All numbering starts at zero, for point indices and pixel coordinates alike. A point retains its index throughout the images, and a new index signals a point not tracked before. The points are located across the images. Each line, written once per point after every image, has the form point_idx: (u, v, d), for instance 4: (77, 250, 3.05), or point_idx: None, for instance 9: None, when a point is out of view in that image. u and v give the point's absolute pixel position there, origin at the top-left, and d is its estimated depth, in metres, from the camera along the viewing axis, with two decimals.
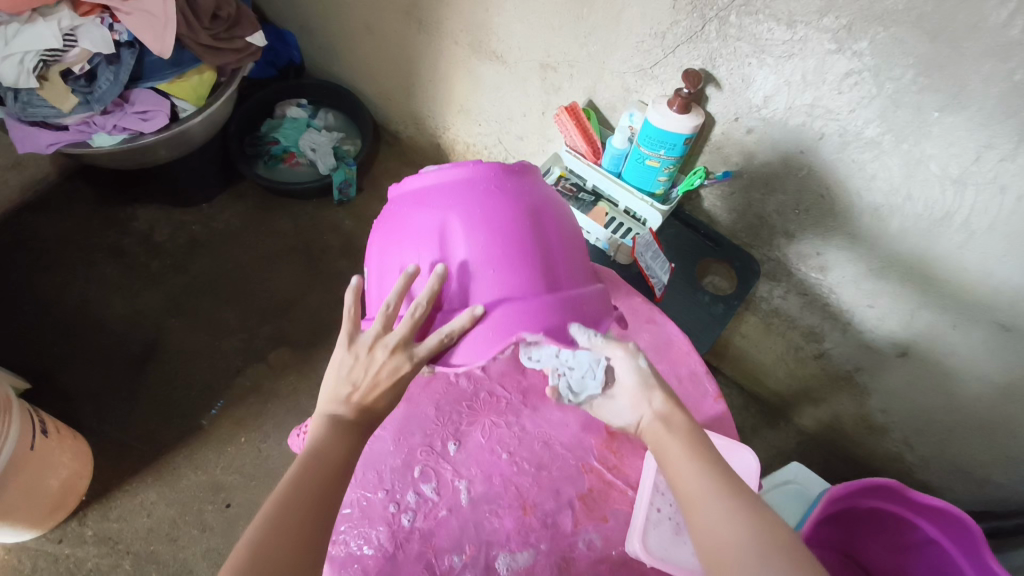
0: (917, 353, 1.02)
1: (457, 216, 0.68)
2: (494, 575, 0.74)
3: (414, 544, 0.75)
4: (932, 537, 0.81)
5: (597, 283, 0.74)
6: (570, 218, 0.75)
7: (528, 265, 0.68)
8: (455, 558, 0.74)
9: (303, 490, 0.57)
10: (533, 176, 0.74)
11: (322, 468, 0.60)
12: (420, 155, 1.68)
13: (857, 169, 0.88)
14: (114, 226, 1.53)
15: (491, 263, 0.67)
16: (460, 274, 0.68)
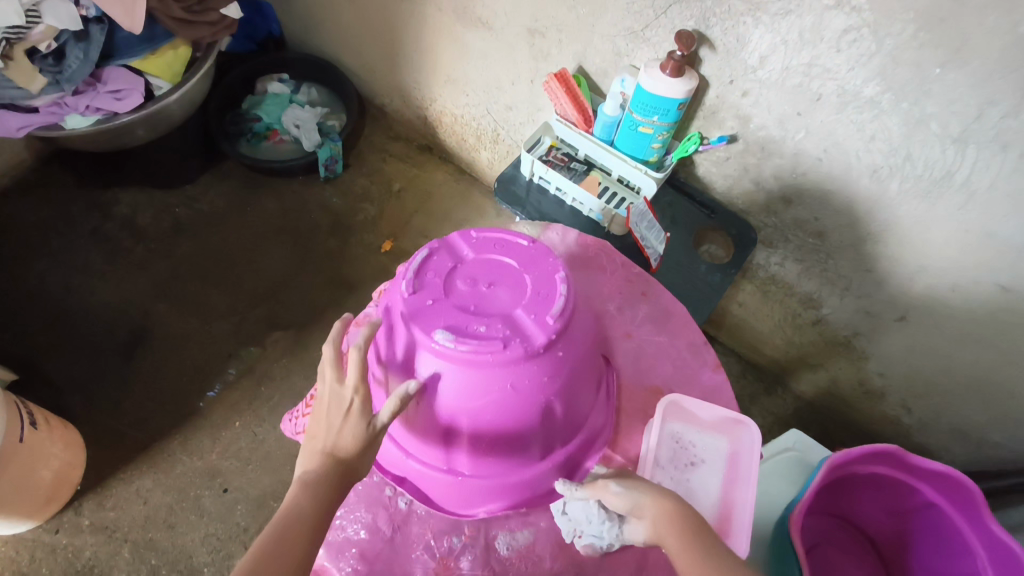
0: (916, 317, 1.00)
1: (464, 408, 0.66)
2: (493, 553, 0.73)
3: (413, 526, 0.74)
4: (931, 500, 0.80)
5: (597, 429, 0.75)
6: (587, 380, 0.71)
7: (518, 451, 0.70)
8: (455, 540, 0.74)
9: (274, 553, 0.59)
10: (567, 350, 0.67)
11: (297, 523, 0.62)
12: (407, 129, 1.64)
13: (855, 130, 0.85)
14: (95, 210, 1.49)
15: (482, 451, 0.70)
16: (450, 445, 0.70)
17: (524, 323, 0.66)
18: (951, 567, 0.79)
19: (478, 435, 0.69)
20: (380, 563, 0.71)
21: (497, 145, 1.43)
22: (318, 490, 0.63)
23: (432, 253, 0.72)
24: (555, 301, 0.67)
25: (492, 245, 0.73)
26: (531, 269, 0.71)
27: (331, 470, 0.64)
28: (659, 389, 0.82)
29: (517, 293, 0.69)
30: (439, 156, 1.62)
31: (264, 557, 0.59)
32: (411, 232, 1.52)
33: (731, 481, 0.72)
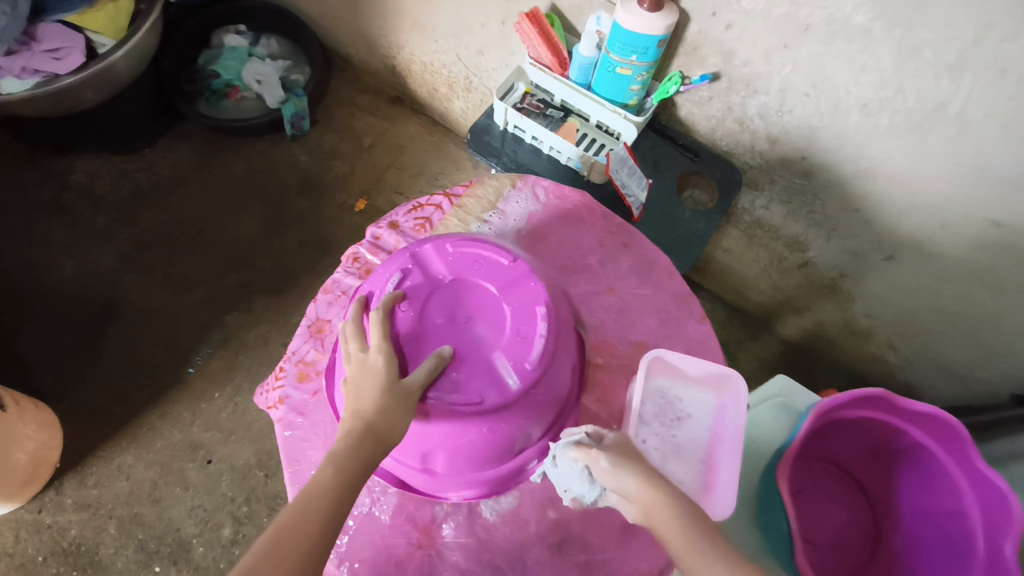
0: (904, 256, 0.98)
1: (472, 429, 0.63)
2: (477, 519, 0.69)
3: (391, 496, 0.70)
4: (919, 441, 0.79)
5: (562, 414, 0.71)
6: (563, 378, 0.69)
7: (497, 455, 0.66)
8: (437, 508, 0.70)
9: (299, 527, 0.51)
10: (552, 365, 0.67)
11: (324, 493, 0.54)
12: (375, 79, 1.56)
13: (845, 61, 0.80)
14: (50, 180, 1.41)
15: (466, 461, 0.66)
16: (432, 455, 0.66)
17: (501, 363, 0.66)
18: (940, 506, 0.78)
19: (467, 452, 0.65)
20: (361, 537, 0.68)
21: (470, 93, 1.36)
22: (346, 458, 0.56)
23: (408, 275, 0.70)
24: (535, 338, 0.66)
25: (470, 263, 0.71)
26: (509, 298, 0.69)
27: (361, 436, 0.57)
28: (644, 343, 0.79)
29: (495, 326, 0.68)
30: (410, 107, 1.55)
31: (292, 530, 0.51)
32: (385, 188, 1.46)
33: (718, 435, 0.71)
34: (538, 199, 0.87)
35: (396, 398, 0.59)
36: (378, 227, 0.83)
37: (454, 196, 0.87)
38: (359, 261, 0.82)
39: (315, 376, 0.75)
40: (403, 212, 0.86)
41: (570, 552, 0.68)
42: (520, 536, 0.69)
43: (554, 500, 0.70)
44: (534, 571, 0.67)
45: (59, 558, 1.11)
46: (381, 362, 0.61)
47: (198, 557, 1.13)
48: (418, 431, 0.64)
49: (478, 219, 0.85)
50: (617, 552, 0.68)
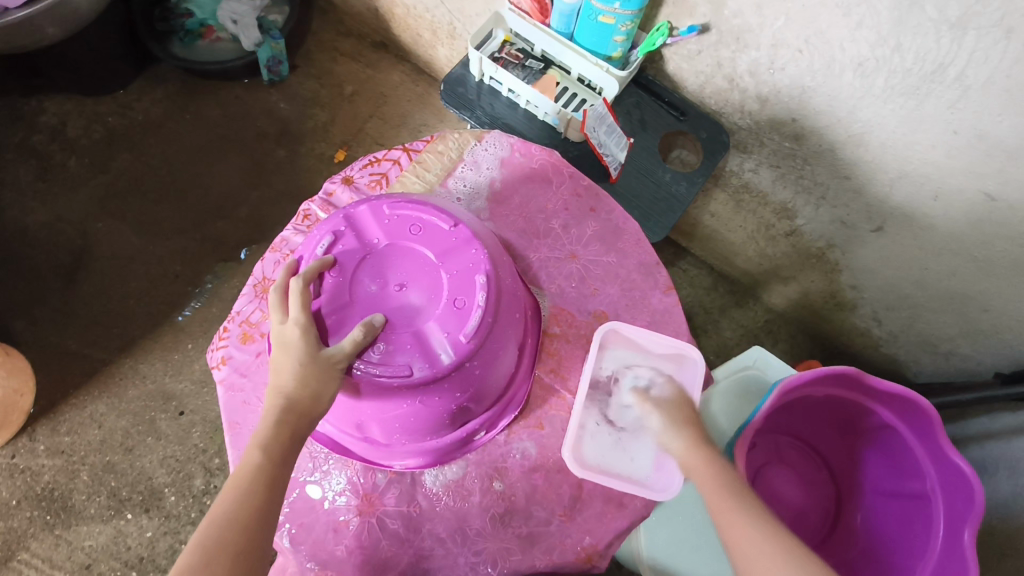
0: (893, 227, 0.94)
1: (407, 399, 0.63)
2: (420, 489, 0.68)
3: (332, 462, 0.69)
4: (887, 422, 0.76)
5: (507, 390, 0.71)
6: (507, 353, 0.68)
7: (437, 424, 0.66)
8: (379, 476, 0.69)
9: (234, 513, 0.54)
10: (493, 339, 0.66)
11: (255, 477, 0.56)
12: (359, 22, 1.48)
13: (841, 15, 0.74)
14: (20, 121, 1.37)
15: (404, 429, 0.66)
16: (372, 424, 0.65)
17: (435, 332, 0.64)
18: (903, 486, 0.77)
19: (404, 422, 0.65)
20: (301, 502, 0.67)
21: (454, 40, 1.29)
22: (270, 441, 0.57)
23: (340, 239, 0.68)
24: (472, 307, 0.64)
25: (407, 228, 0.69)
26: (446, 265, 0.67)
27: (282, 411, 0.58)
28: (605, 313, 0.76)
29: (431, 294, 0.66)
30: (395, 53, 1.48)
31: (227, 517, 0.54)
32: (366, 139, 1.41)
33: None
34: (503, 159, 0.82)
35: (317, 368, 0.59)
36: (331, 182, 0.80)
37: (414, 151, 0.83)
38: (309, 218, 0.79)
39: (259, 338, 0.74)
40: (358, 166, 0.82)
41: (514, 525, 0.67)
42: (461, 507, 0.68)
43: (499, 471, 0.69)
44: (476, 543, 0.66)
45: (33, 502, 1.13)
46: (298, 333, 0.61)
47: (169, 506, 1.14)
48: (354, 402, 0.64)
49: (437, 177, 0.81)
50: (561, 526, 0.67)
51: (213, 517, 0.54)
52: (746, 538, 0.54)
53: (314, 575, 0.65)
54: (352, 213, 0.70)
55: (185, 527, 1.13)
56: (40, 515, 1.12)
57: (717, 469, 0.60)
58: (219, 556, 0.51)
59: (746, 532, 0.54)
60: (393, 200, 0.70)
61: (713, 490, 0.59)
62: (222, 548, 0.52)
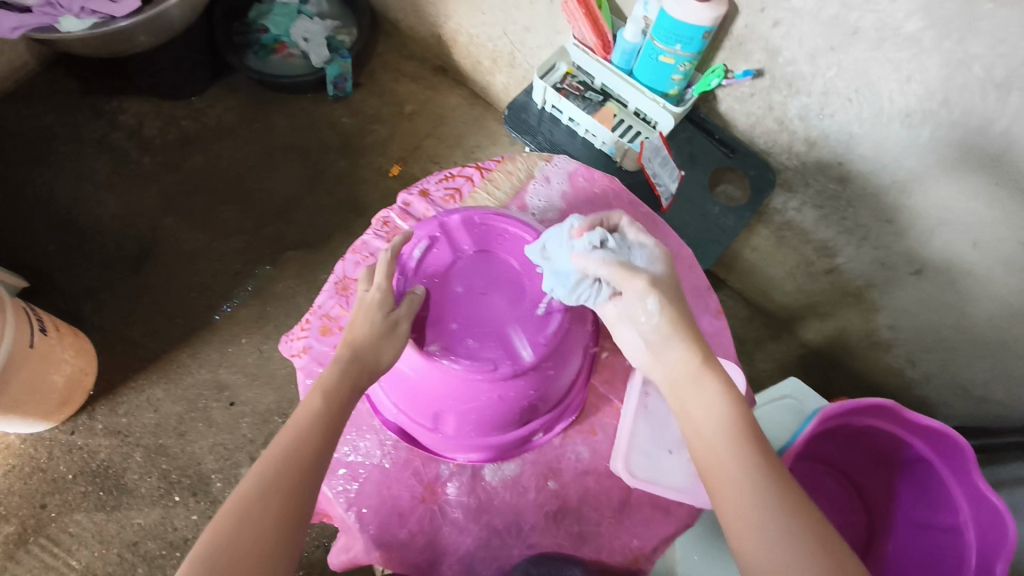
0: (932, 272, 0.97)
1: (485, 387, 0.68)
2: (481, 482, 0.73)
3: (401, 451, 0.74)
4: (923, 455, 0.80)
5: (565, 397, 0.75)
6: (575, 359, 0.74)
7: (504, 418, 0.71)
8: (443, 467, 0.73)
9: (293, 450, 0.55)
10: (567, 342, 0.72)
11: (316, 419, 0.58)
12: (422, 47, 1.57)
13: (891, 69, 0.79)
14: (102, 119, 1.46)
15: (475, 421, 0.70)
16: (445, 413, 0.70)
17: (515, 331, 0.70)
18: (935, 519, 0.79)
19: (476, 413, 0.70)
20: (369, 485, 0.71)
21: (513, 69, 1.36)
22: (334, 388, 0.60)
23: (435, 243, 0.75)
24: (552, 313, 0.72)
25: (496, 238, 0.76)
26: (528, 274, 0.74)
27: (347, 362, 0.62)
28: None
29: (514, 299, 0.73)
30: (454, 78, 1.56)
31: (284, 453, 0.55)
32: (422, 156, 1.48)
33: None
34: (570, 172, 0.88)
35: (384, 330, 0.65)
36: (410, 194, 0.86)
37: (485, 169, 0.89)
38: (389, 225, 0.84)
39: (337, 331, 0.79)
40: (433, 180, 0.88)
41: (566, 523, 0.72)
42: (517, 502, 0.73)
43: (554, 471, 0.74)
44: (530, 537, 0.71)
45: (87, 478, 1.19)
46: (377, 296, 0.66)
47: (216, 491, 1.19)
48: (435, 390, 0.69)
49: (506, 195, 0.87)
50: (610, 528, 0.72)
51: (272, 451, 0.55)
52: (729, 503, 0.53)
53: (379, 556, 0.69)
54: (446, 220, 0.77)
55: None
56: (94, 490, 1.18)
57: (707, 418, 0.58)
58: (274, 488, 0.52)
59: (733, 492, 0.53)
60: (483, 212, 0.77)
61: (700, 442, 0.58)
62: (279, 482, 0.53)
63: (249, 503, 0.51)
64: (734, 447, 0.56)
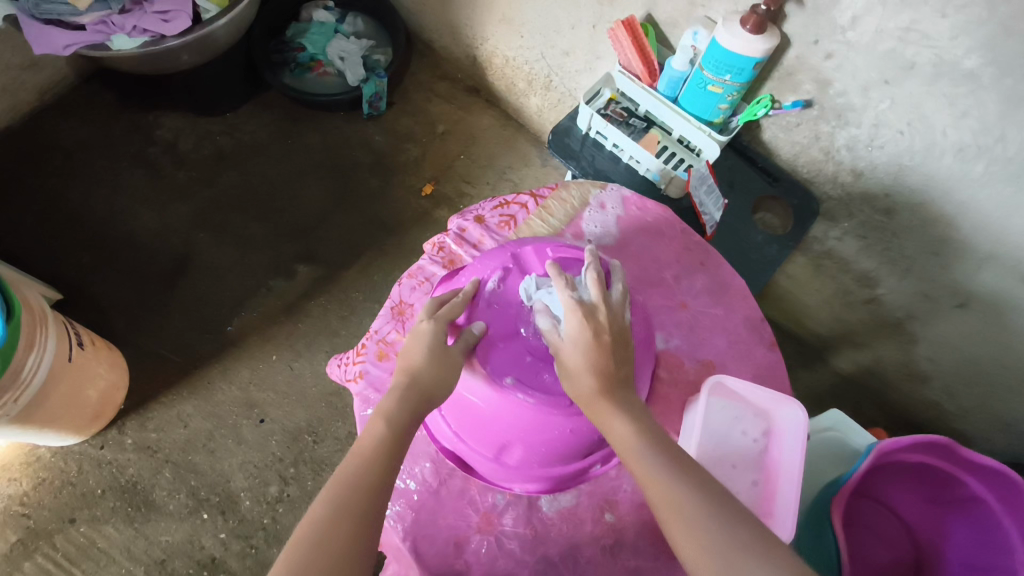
0: (978, 305, 0.97)
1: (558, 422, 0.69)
2: (537, 513, 0.73)
3: (457, 480, 0.75)
4: (977, 493, 0.79)
5: None
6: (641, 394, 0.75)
7: (569, 451, 0.72)
8: (498, 497, 0.74)
9: (361, 477, 0.55)
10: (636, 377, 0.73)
11: (378, 446, 0.58)
12: (455, 68, 1.58)
13: (946, 104, 0.79)
14: (138, 133, 1.47)
15: (541, 454, 0.71)
16: (512, 445, 0.71)
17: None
18: (989, 560, 0.78)
19: (543, 446, 0.71)
20: (424, 513, 0.72)
21: (548, 92, 1.37)
22: (395, 415, 0.60)
23: (508, 274, 0.76)
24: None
25: None
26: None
27: (407, 389, 0.62)
28: (713, 362, 0.83)
29: None
30: (486, 98, 1.57)
31: (352, 479, 0.55)
32: (454, 176, 1.49)
33: (778, 459, 0.72)
34: (624, 198, 0.91)
35: (442, 356, 0.65)
36: (465, 220, 0.91)
37: (539, 196, 0.93)
38: (444, 250, 0.90)
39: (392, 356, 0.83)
40: (490, 206, 0.93)
41: (623, 557, 0.72)
42: (575, 534, 0.73)
43: (611, 504, 0.74)
44: (585, 569, 0.71)
45: (116, 493, 1.18)
46: (430, 326, 0.66)
47: (244, 510, 1.18)
48: (505, 423, 0.70)
49: (560, 222, 0.90)
50: (667, 562, 0.71)
51: (338, 479, 0.55)
52: (667, 508, 0.53)
53: None
54: (518, 251, 0.78)
55: (257, 532, 1.17)
56: (122, 506, 1.17)
57: (626, 420, 0.60)
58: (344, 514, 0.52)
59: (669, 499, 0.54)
60: (554, 244, 0.78)
61: (623, 448, 0.59)
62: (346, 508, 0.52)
63: (318, 532, 0.50)
64: (656, 449, 0.57)
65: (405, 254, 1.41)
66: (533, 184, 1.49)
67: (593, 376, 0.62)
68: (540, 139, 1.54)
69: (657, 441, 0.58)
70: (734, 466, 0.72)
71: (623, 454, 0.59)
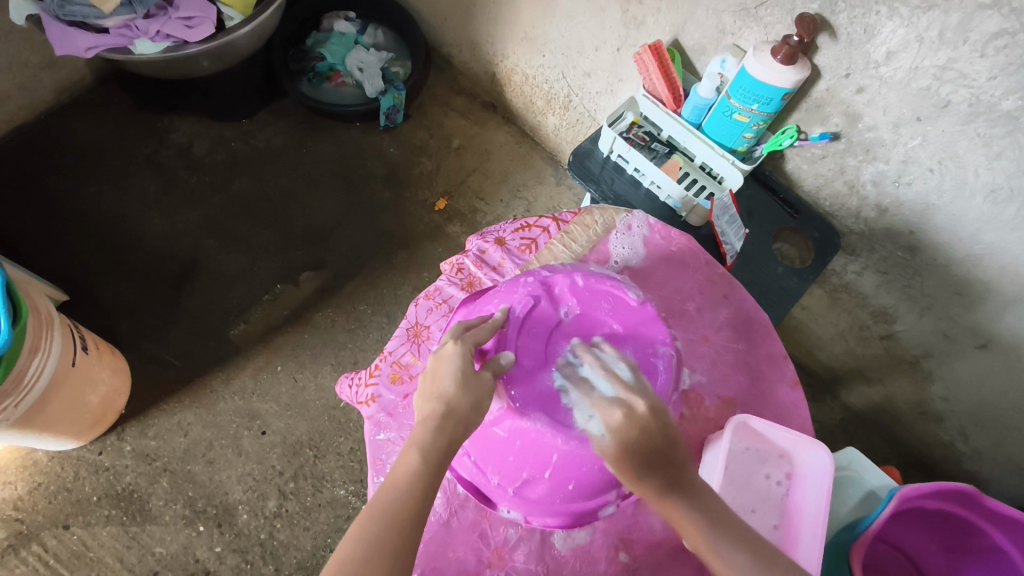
0: (999, 347, 0.95)
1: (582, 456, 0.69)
2: (550, 549, 0.75)
3: (468, 511, 0.77)
4: (1001, 545, 0.76)
5: None
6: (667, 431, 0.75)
7: (589, 486, 0.72)
8: (510, 531, 0.76)
9: (395, 515, 0.53)
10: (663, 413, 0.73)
11: (413, 480, 0.56)
12: (473, 83, 1.58)
13: (980, 144, 0.77)
14: (152, 136, 1.47)
15: (564, 488, 0.71)
16: (532, 477, 0.71)
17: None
18: None
19: (563, 480, 0.71)
20: (434, 545, 0.75)
21: (567, 111, 1.36)
22: (430, 447, 0.59)
23: (538, 301, 0.76)
24: (656, 379, 0.73)
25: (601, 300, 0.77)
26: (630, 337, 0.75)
27: (442, 419, 0.61)
28: (732, 400, 0.84)
29: None
30: (502, 115, 1.57)
31: (387, 517, 0.53)
32: (467, 192, 1.48)
33: (799, 503, 0.71)
34: (650, 222, 0.93)
35: (473, 382, 0.64)
36: (485, 241, 0.95)
37: (562, 221, 0.95)
38: (463, 272, 0.94)
39: (406, 379, 0.86)
40: (510, 229, 0.96)
41: None
42: (588, 572, 0.74)
43: (625, 543, 0.75)
44: None
45: (112, 501, 1.15)
46: (457, 350, 0.65)
47: (241, 523, 1.16)
48: (528, 454, 0.70)
49: (583, 248, 0.92)
50: None
51: (372, 513, 0.53)
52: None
53: None
54: (546, 277, 0.78)
55: (253, 547, 1.14)
56: (117, 515, 1.15)
57: (695, 506, 0.59)
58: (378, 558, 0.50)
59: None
60: (586, 273, 0.78)
61: (695, 538, 0.58)
62: (379, 552, 0.51)
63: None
64: (735, 545, 0.56)
65: (414, 267, 1.39)
66: (546, 203, 1.48)
67: (655, 468, 0.61)
68: (555, 158, 1.53)
69: (740, 535, 0.57)
70: (753, 509, 0.72)
71: (696, 545, 0.58)
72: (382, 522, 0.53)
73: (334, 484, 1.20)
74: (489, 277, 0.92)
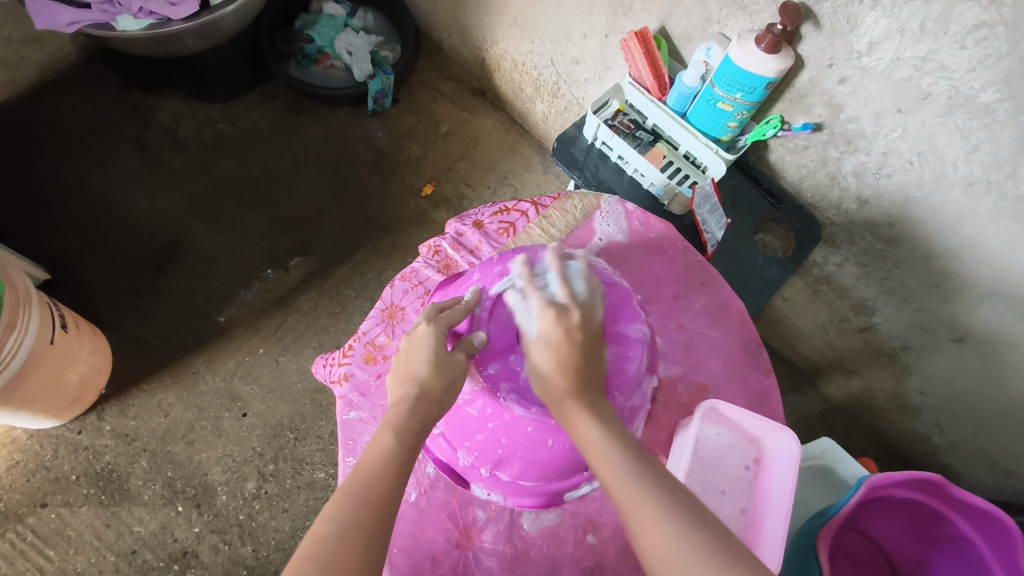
0: (974, 341, 0.95)
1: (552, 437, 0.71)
2: (518, 531, 0.76)
3: (439, 491, 0.77)
4: (966, 534, 0.76)
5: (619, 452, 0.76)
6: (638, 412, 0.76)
7: (558, 466, 0.74)
8: (479, 512, 0.77)
9: (369, 492, 0.53)
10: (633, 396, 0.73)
11: (388, 459, 0.57)
12: (462, 69, 1.57)
13: (959, 137, 0.78)
14: (137, 115, 1.45)
15: (536, 469, 0.73)
16: (505, 459, 0.73)
17: None
18: None
19: (534, 462, 0.72)
20: (403, 525, 0.75)
21: (555, 99, 1.36)
22: (405, 430, 0.59)
23: None
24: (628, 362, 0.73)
25: None
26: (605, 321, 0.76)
27: (415, 401, 0.62)
28: (706, 385, 0.85)
29: None
30: (492, 101, 1.56)
31: (361, 493, 0.53)
32: (453, 177, 1.47)
33: (766, 488, 0.71)
34: (628, 210, 0.94)
35: (446, 362, 0.65)
36: (464, 225, 0.95)
37: (541, 206, 0.96)
38: (440, 254, 0.94)
39: (380, 359, 0.86)
40: (489, 212, 0.97)
41: None
42: (556, 553, 0.75)
43: (594, 525, 0.76)
44: None
45: (91, 480, 1.15)
46: (429, 331, 0.66)
47: (219, 504, 1.16)
48: (500, 437, 0.71)
49: (561, 233, 0.93)
50: None
51: (346, 492, 0.53)
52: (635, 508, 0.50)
53: None
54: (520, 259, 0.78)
55: (231, 528, 1.14)
56: (95, 493, 1.15)
57: (592, 421, 0.59)
58: (354, 531, 0.50)
59: (645, 521, 0.48)
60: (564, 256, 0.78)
61: (591, 451, 0.57)
62: (355, 526, 0.50)
63: (329, 553, 0.48)
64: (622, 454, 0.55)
65: (399, 252, 1.38)
66: (534, 191, 1.48)
67: (565, 374, 0.62)
68: (543, 145, 1.53)
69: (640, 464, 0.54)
70: (722, 491, 0.72)
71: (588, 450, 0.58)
72: (357, 497, 0.53)
73: (313, 467, 1.20)
74: (467, 260, 0.93)
